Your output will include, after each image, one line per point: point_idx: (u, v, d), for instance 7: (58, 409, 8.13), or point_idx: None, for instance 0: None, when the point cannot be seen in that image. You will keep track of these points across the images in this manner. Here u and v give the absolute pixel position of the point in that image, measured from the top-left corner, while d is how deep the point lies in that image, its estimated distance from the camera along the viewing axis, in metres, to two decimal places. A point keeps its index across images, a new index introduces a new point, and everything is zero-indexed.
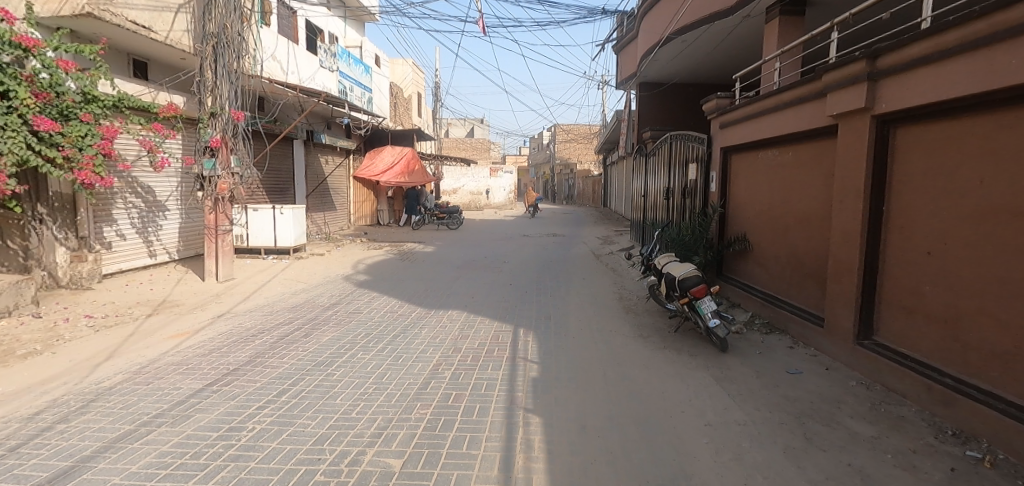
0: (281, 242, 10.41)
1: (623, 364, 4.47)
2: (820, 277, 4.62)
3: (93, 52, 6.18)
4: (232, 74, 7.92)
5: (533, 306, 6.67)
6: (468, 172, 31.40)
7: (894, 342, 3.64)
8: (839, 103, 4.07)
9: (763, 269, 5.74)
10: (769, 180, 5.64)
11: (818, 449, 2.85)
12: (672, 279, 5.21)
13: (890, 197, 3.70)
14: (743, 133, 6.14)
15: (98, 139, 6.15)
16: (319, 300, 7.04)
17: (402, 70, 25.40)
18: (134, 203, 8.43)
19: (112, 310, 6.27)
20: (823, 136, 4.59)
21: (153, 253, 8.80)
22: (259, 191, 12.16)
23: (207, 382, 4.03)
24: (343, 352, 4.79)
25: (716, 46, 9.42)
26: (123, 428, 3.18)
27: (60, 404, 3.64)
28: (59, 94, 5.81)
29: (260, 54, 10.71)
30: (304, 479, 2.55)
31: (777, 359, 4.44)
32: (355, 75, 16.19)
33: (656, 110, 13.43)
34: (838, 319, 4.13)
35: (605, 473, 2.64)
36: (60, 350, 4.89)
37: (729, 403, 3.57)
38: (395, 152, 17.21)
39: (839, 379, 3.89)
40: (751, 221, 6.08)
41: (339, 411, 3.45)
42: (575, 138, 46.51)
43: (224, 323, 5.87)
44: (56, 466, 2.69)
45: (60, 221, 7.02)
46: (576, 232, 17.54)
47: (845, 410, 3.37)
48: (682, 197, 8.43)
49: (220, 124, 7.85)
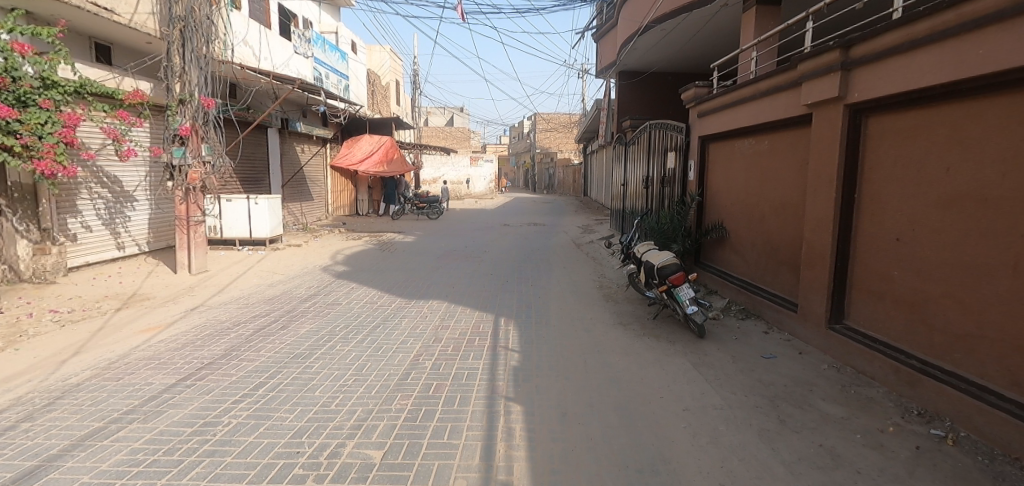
0: (257, 232, 10.23)
1: (603, 352, 4.51)
2: (793, 263, 4.73)
3: (51, 34, 5.87)
4: (202, 60, 7.65)
5: (513, 295, 6.67)
6: (448, 161, 31.20)
7: (865, 325, 3.74)
8: (814, 91, 4.13)
9: (739, 256, 5.84)
10: (745, 168, 5.72)
11: (791, 431, 2.93)
12: (651, 267, 5.26)
13: (861, 183, 3.79)
14: (720, 122, 6.20)
15: (59, 127, 5.91)
16: (297, 292, 6.92)
17: (380, 56, 25.00)
18: (100, 193, 8.13)
19: (79, 305, 6.06)
20: (798, 124, 4.65)
21: (122, 245, 8.54)
22: (232, 181, 11.87)
23: (180, 376, 3.92)
24: (323, 344, 4.73)
25: (693, 34, 9.47)
26: (93, 425, 3.09)
27: (23, 402, 3.50)
28: (16, 79, 5.50)
29: (230, 39, 10.35)
30: (282, 473, 2.52)
31: (751, 344, 4.54)
32: (331, 62, 15.84)
33: (636, 99, 13.49)
34: (811, 304, 4.24)
35: (585, 460, 2.66)
36: (24, 346, 4.72)
37: (707, 387, 3.64)
38: (373, 140, 16.97)
39: (812, 362, 3.99)
40: (727, 209, 6.17)
41: (319, 404, 3.40)
42: (555, 127, 46.56)
43: (197, 316, 5.73)
44: (21, 466, 2.60)
45: (20, 213, 6.74)
46: (558, 220, 17.61)
47: (818, 393, 3.46)
48: (661, 186, 8.52)
49: (190, 112, 7.61)
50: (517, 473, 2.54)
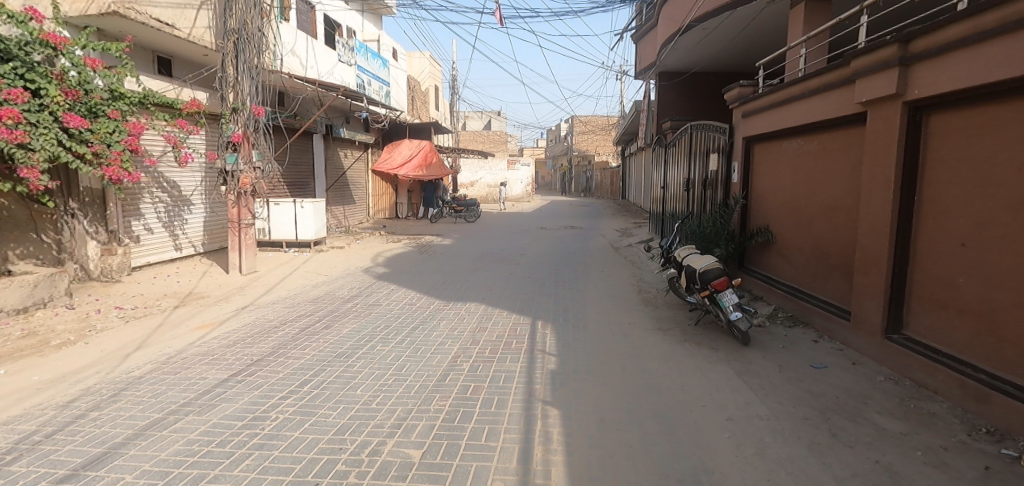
0: (302, 235, 10.60)
1: (642, 357, 4.43)
2: (845, 269, 4.52)
3: (119, 49, 6.30)
4: (253, 70, 8.01)
5: (550, 299, 6.65)
6: (485, 165, 31.11)
7: (926, 336, 3.53)
8: (869, 89, 3.93)
9: (786, 261, 5.62)
10: (793, 170, 5.50)
11: (844, 446, 2.79)
12: (692, 272, 5.14)
13: (922, 184, 3.58)
14: (766, 122, 6.00)
15: (125, 135, 6.28)
16: (339, 292, 7.12)
17: (420, 63, 25.63)
18: (160, 197, 8.64)
19: (142, 302, 6.46)
20: (852, 123, 4.44)
21: (179, 246, 9.04)
22: (280, 186, 12.37)
23: (231, 372, 4.11)
24: (364, 344, 4.86)
25: (738, 32, 9.18)
26: (153, 416, 3.28)
27: (92, 392, 3.76)
28: (88, 92, 5.93)
29: (280, 49, 10.80)
30: (326, 468, 2.60)
31: (799, 352, 4.36)
32: (373, 69, 16.30)
33: (676, 100, 13.22)
34: (865, 312, 4.03)
35: (623, 467, 2.62)
36: (93, 340, 5.07)
37: (752, 397, 3.51)
38: (413, 145, 17.29)
39: (867, 373, 3.79)
40: (774, 212, 5.95)
41: (360, 402, 3.49)
42: (592, 129, 46.25)
43: (247, 315, 5.99)
44: (89, 453, 2.78)
45: (90, 216, 7.23)
46: (595, 224, 17.43)
47: (872, 406, 3.28)
48: (703, 188, 8.31)
49: (242, 120, 7.97)
50: (554, 477, 2.53)
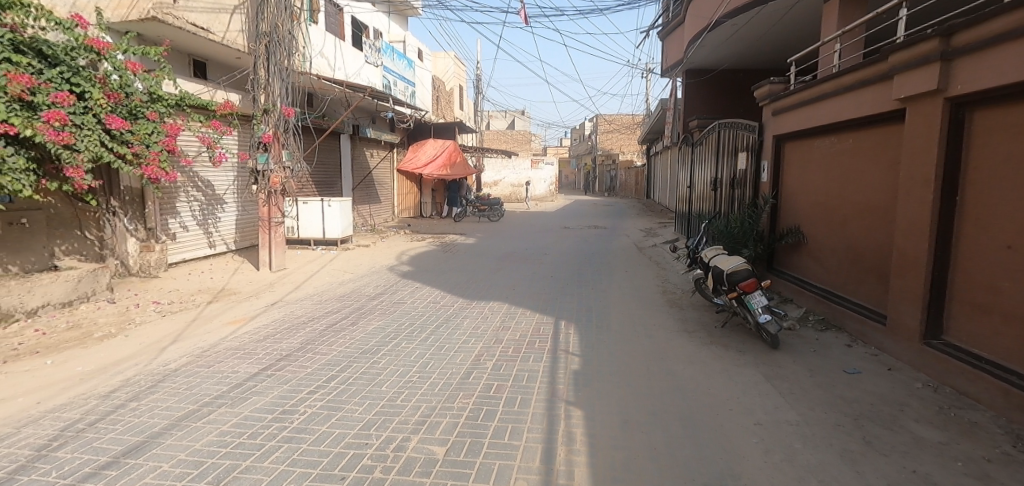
0: (329, 233, 10.81)
1: (667, 359, 4.37)
2: (881, 271, 4.37)
3: (158, 53, 6.54)
4: (284, 72, 8.20)
5: (574, 299, 6.62)
6: (509, 164, 31.31)
7: (966, 342, 3.38)
8: (907, 85, 3.79)
9: (818, 263, 5.46)
10: (826, 169, 5.34)
11: (878, 454, 2.70)
12: (719, 273, 5.04)
13: (964, 184, 3.43)
14: (797, 120, 5.85)
15: (163, 136, 6.54)
16: (365, 290, 7.24)
17: (444, 63, 25.85)
18: (195, 196, 8.93)
19: (177, 297, 6.69)
20: (889, 121, 4.29)
21: (212, 243, 9.34)
22: (308, 185, 12.65)
23: (261, 366, 4.23)
24: (389, 341, 4.93)
25: (769, 27, 8.96)
26: (187, 407, 3.39)
27: (131, 383, 3.92)
28: (129, 95, 6.19)
29: (309, 51, 11.03)
30: (352, 462, 2.64)
31: (831, 357, 4.23)
32: (399, 70, 16.50)
33: (703, 98, 12.99)
34: (902, 317, 3.89)
35: (647, 469, 2.60)
36: (132, 333, 5.28)
37: (781, 401, 3.43)
38: (437, 145, 17.45)
39: (903, 380, 3.66)
40: (805, 213, 5.79)
41: (385, 398, 3.55)
42: (617, 128, 45.81)
43: (277, 311, 6.14)
44: (128, 441, 2.90)
45: (131, 214, 7.52)
46: (619, 223, 17.27)
47: (909, 413, 3.16)
48: (731, 187, 8.15)
49: (273, 120, 8.17)
50: (577, 477, 2.52)
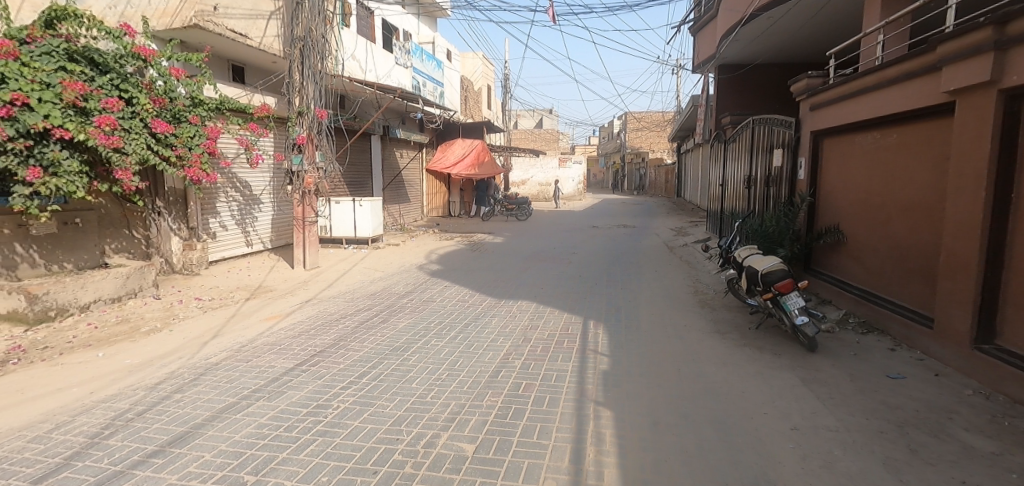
0: (361, 232, 11.04)
1: (699, 361, 4.30)
2: (927, 272, 4.18)
3: (199, 59, 6.80)
4: (317, 75, 8.40)
5: (602, 298, 6.57)
6: (537, 163, 31.29)
7: (1021, 347, 3.21)
8: (957, 77, 3.61)
9: (859, 263, 5.26)
10: (867, 166, 5.14)
11: (924, 463, 2.58)
12: (754, 273, 4.92)
13: (1019, 181, 3.25)
14: (837, 115, 5.64)
15: (204, 139, 6.83)
16: (396, 288, 7.37)
17: (473, 63, 25.99)
18: (234, 197, 9.25)
19: (217, 294, 6.96)
20: (938, 115, 4.09)
21: (249, 242, 9.67)
22: (341, 185, 12.94)
23: (297, 361, 4.36)
24: (419, 339, 5.01)
25: (807, 19, 8.65)
26: (228, 400, 3.53)
27: (175, 375, 4.10)
28: (173, 99, 6.45)
29: (341, 54, 11.27)
30: (384, 457, 2.70)
31: (873, 361, 4.07)
32: (428, 70, 16.68)
33: (736, 94, 12.67)
34: (950, 320, 3.71)
35: (678, 472, 2.56)
36: (175, 328, 5.52)
37: (819, 406, 3.32)
38: (465, 144, 17.54)
39: (952, 386, 3.49)
40: (845, 211, 5.58)
41: (415, 395, 3.60)
42: (646, 126, 45.10)
43: (311, 308, 6.32)
44: (174, 431, 3.04)
45: (174, 213, 7.88)
46: (648, 222, 17.04)
47: (958, 422, 3.02)
48: (766, 185, 7.93)
49: (307, 122, 8.44)
50: (607, 478, 2.51)
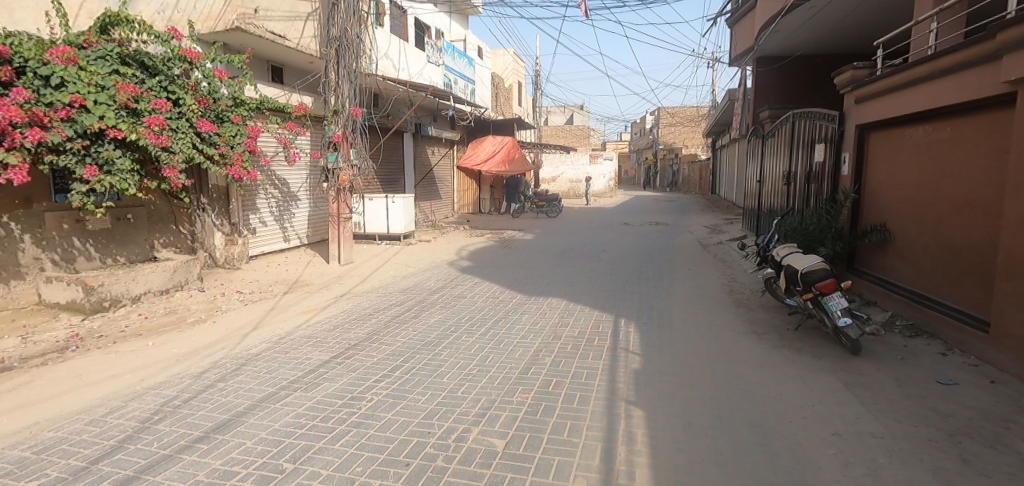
0: (393, 229, 11.22)
1: (734, 362, 4.19)
2: (983, 273, 3.96)
3: (240, 60, 7.03)
4: (352, 74, 8.57)
5: (634, 297, 6.48)
6: (567, 160, 31.11)
7: None
8: (1019, 65, 3.39)
9: (907, 263, 5.02)
10: (918, 161, 4.89)
11: (978, 474, 2.45)
12: (793, 272, 4.75)
13: None
14: (884, 108, 5.38)
15: (244, 138, 7.06)
16: (427, 284, 7.47)
17: (503, 60, 26.01)
18: (273, 194, 9.56)
19: (257, 288, 7.21)
20: (997, 106, 3.85)
21: (287, 238, 9.98)
22: (374, 182, 13.20)
23: (332, 354, 4.48)
24: (450, 334, 5.06)
25: (852, 8, 8.28)
26: (268, 390, 3.66)
27: (219, 365, 4.29)
28: (216, 100, 6.69)
29: (375, 53, 11.46)
30: (416, 450, 2.75)
31: (921, 366, 3.89)
32: (459, 68, 16.79)
33: (774, 87, 12.25)
34: (1009, 324, 3.50)
35: (712, 474, 2.51)
36: (218, 319, 5.76)
37: (862, 412, 3.19)
38: (495, 141, 17.58)
39: (1009, 394, 3.29)
40: (892, 209, 5.33)
41: (446, 390, 3.65)
42: (679, 121, 44.14)
43: (345, 302, 6.48)
44: (217, 418, 3.18)
45: (217, 210, 8.19)
46: (681, 220, 16.69)
47: (1016, 432, 2.84)
48: (806, 181, 7.65)
49: (341, 121, 8.63)
50: (639, 478, 2.48)
